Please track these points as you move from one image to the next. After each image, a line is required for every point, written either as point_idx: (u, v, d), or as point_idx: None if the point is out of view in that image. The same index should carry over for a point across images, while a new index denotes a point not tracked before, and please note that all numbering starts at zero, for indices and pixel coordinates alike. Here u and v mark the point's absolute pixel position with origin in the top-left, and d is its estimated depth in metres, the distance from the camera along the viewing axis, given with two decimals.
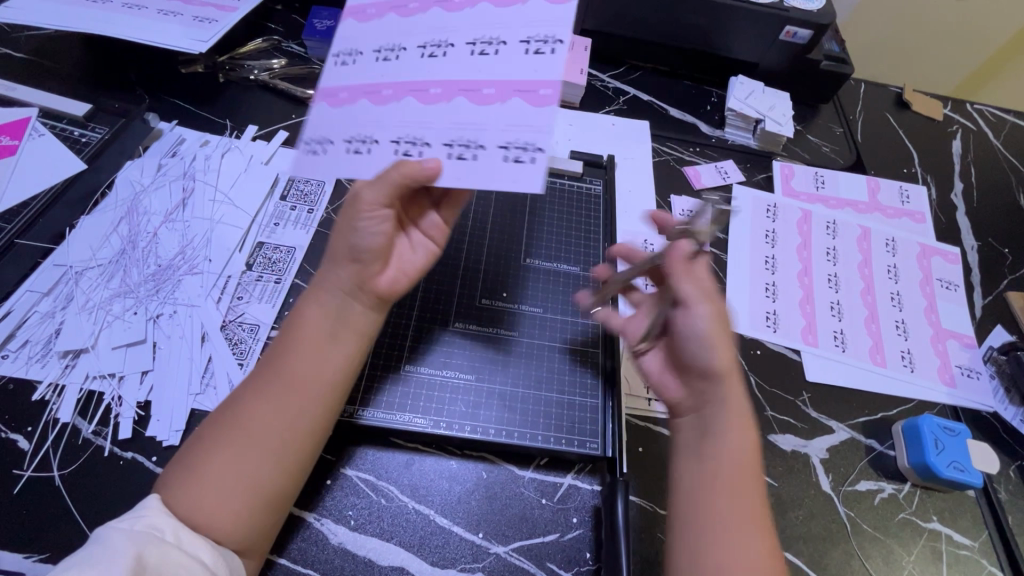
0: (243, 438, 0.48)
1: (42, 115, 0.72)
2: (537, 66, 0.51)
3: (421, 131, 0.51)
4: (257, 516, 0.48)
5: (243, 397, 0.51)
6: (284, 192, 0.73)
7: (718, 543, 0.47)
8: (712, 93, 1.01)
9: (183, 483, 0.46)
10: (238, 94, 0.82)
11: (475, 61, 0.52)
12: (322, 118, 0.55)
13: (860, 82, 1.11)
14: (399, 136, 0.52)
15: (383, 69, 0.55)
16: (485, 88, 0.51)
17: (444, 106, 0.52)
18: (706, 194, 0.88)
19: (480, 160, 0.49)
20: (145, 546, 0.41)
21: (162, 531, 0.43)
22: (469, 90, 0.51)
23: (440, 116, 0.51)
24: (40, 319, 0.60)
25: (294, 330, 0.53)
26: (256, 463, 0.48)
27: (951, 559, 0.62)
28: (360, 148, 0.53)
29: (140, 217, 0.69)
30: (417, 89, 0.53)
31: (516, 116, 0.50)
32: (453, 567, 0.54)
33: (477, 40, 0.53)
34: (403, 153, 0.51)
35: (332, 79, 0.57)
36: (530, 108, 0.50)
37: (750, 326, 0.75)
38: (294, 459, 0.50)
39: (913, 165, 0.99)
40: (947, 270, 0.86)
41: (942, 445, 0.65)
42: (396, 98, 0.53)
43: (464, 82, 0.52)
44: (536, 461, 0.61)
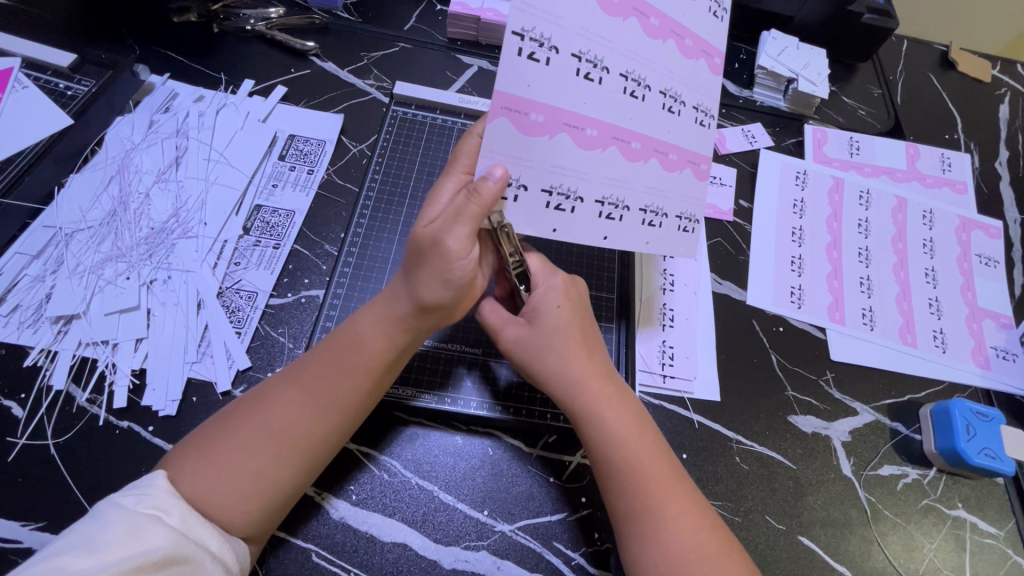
0: (280, 440, 0.46)
1: (25, 66, 0.68)
2: (630, 113, 0.50)
3: (617, 189, 0.51)
4: (263, 509, 0.46)
5: (282, 399, 0.48)
6: (282, 152, 0.69)
7: (645, 538, 0.48)
8: (741, 49, 0.93)
9: (201, 478, 0.44)
10: (233, 47, 0.77)
11: (580, 88, 0.47)
12: (508, 142, 0.47)
13: (904, 38, 1.02)
14: (604, 195, 0.51)
15: (585, 94, 0.48)
16: (670, 152, 0.53)
17: (641, 166, 0.51)
18: (731, 160, 0.82)
19: (665, 229, 0.55)
20: (158, 530, 0.40)
21: (166, 514, 0.41)
22: (660, 151, 0.52)
23: (639, 177, 0.52)
24: (30, 283, 0.58)
25: (355, 343, 0.50)
26: (283, 469, 0.46)
27: (974, 548, 0.60)
28: (564, 206, 0.51)
29: (132, 176, 0.65)
30: (621, 138, 0.50)
31: (613, 169, 0.50)
32: (457, 544, 0.52)
33: (666, 91, 0.51)
34: (605, 215, 0.52)
35: (512, 84, 0.45)
36: (662, 172, 0.53)
37: (773, 302, 0.71)
38: (309, 459, 0.48)
39: (955, 130, 0.92)
40: (988, 244, 0.80)
41: (973, 431, 0.61)
42: (601, 143, 0.49)
43: (660, 142, 0.51)
44: (545, 438, 0.58)
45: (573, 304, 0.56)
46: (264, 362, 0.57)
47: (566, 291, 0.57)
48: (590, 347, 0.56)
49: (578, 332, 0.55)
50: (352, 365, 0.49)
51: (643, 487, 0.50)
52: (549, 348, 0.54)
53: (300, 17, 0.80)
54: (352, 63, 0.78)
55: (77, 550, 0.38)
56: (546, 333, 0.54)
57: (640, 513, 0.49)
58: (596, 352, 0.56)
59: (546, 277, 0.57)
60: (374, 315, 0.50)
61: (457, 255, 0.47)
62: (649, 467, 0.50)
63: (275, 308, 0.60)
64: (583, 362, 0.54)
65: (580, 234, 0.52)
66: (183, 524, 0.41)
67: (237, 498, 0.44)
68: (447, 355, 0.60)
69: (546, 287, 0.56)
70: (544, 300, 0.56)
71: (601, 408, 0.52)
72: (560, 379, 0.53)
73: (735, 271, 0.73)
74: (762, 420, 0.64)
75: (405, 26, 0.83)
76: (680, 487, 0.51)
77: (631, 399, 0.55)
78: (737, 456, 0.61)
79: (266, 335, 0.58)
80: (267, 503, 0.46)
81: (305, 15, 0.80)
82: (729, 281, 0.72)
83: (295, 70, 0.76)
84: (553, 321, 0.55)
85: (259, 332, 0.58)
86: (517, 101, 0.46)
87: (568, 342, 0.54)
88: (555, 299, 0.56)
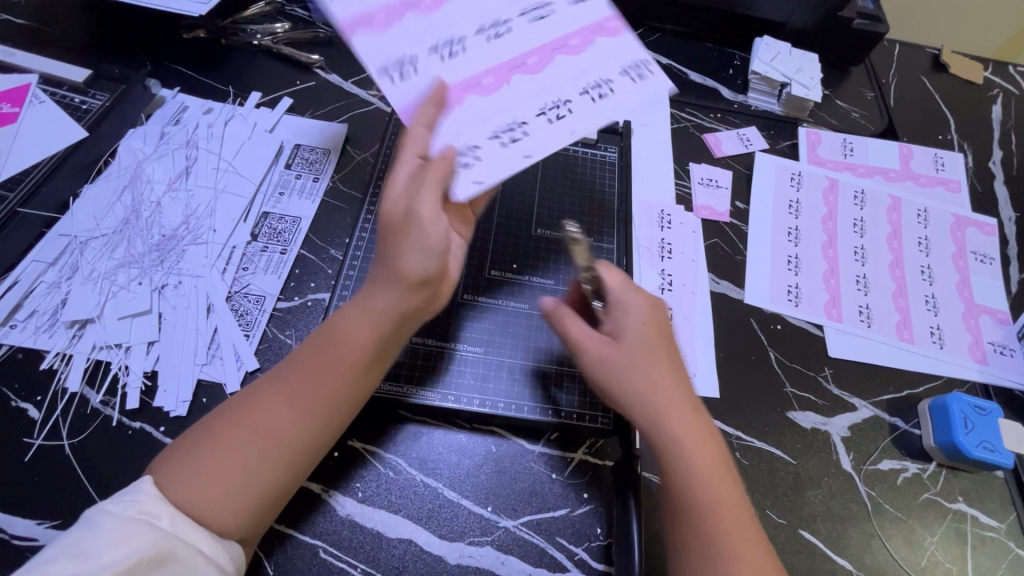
0: (266, 441, 0.47)
1: (42, 81, 0.71)
2: (512, 44, 0.56)
3: (549, 95, 0.54)
4: (248, 512, 0.46)
5: (268, 401, 0.48)
6: (288, 160, 0.71)
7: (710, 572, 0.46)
8: (735, 56, 0.96)
9: (188, 481, 0.45)
10: (241, 60, 0.79)
11: (455, 62, 0.54)
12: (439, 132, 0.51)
13: (895, 42, 1.04)
14: (540, 107, 0.54)
15: (468, 55, 0.54)
16: (569, 41, 0.57)
17: (550, 69, 0.56)
18: (727, 163, 0.84)
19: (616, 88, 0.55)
20: (148, 530, 0.41)
21: (155, 518, 0.43)
22: (561, 48, 0.57)
23: (557, 75, 0.55)
24: (46, 290, 0.59)
25: (335, 340, 0.49)
26: (272, 468, 0.47)
27: (976, 541, 0.60)
28: (518, 133, 0.52)
29: (144, 185, 0.67)
30: (517, 65, 0.55)
31: (532, 85, 0.54)
32: (462, 540, 0.53)
33: (528, 9, 0.58)
34: (555, 117, 0.53)
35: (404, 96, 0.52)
36: (574, 57, 0.56)
37: (770, 300, 0.72)
38: (294, 460, 0.48)
39: (949, 131, 0.94)
40: (983, 242, 0.81)
41: (970, 425, 0.62)
42: (502, 80, 0.54)
43: (554, 44, 0.57)
44: (546, 435, 0.59)
45: (656, 324, 0.55)
46: (272, 364, 0.58)
47: (649, 310, 0.55)
48: (675, 369, 0.53)
49: (662, 353, 0.54)
50: (333, 362, 0.49)
51: (716, 522, 0.47)
52: (633, 366, 0.52)
53: (306, 32, 0.83)
54: (355, 74, 0.81)
55: (68, 554, 0.39)
56: (631, 353, 0.53)
57: (706, 546, 0.47)
58: (682, 377, 0.54)
59: (626, 295, 0.55)
60: (354, 312, 0.49)
61: (431, 223, 0.48)
62: (722, 500, 0.48)
63: (283, 311, 0.62)
64: (670, 385, 0.52)
65: (548, 140, 0.52)
66: (172, 526, 0.43)
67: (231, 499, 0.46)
68: (452, 355, 0.61)
69: (628, 303, 0.55)
70: (626, 317, 0.54)
71: (684, 434, 0.50)
72: (642, 398, 0.51)
73: (732, 271, 0.74)
74: (761, 415, 0.64)
75: None
76: (751, 527, 0.48)
77: (712, 428, 0.52)
78: (737, 452, 0.62)
79: (274, 338, 0.60)
80: (259, 500, 0.47)
81: (311, 30, 0.83)
82: (727, 280, 0.73)
83: (301, 82, 0.79)
84: (636, 337, 0.53)
85: (267, 335, 0.60)
86: (421, 86, 0.52)
87: (654, 360, 0.52)
88: (639, 318, 0.54)
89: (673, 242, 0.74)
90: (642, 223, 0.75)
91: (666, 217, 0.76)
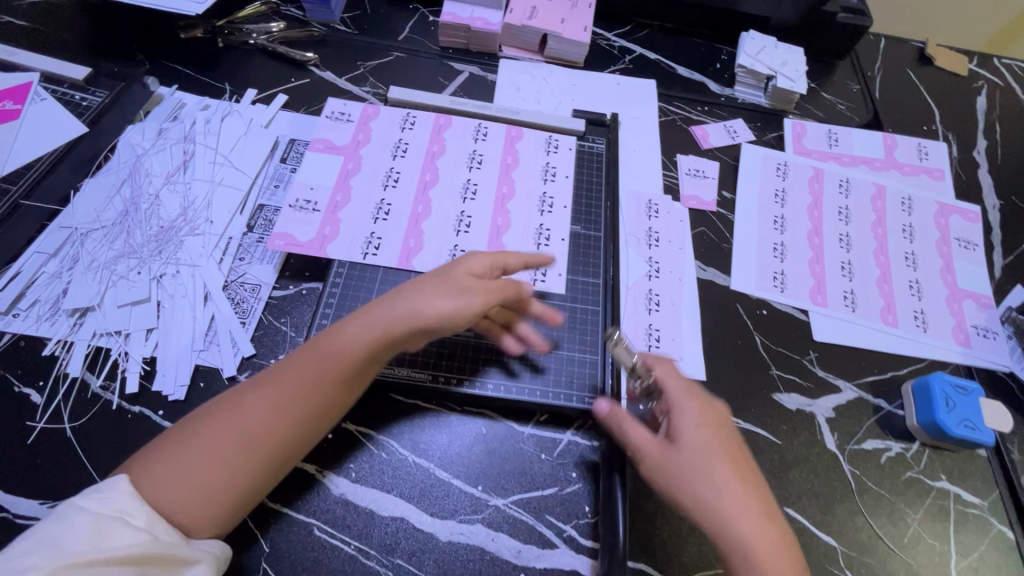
0: (242, 439, 0.48)
1: (43, 80, 0.72)
2: (493, 158, 0.74)
3: (539, 166, 0.74)
4: (220, 510, 0.47)
5: (248, 403, 0.49)
6: (284, 154, 0.73)
7: None
8: (722, 50, 0.98)
9: (162, 476, 0.46)
10: (237, 58, 0.81)
11: (481, 194, 0.71)
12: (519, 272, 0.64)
13: (881, 36, 1.06)
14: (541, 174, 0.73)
15: (475, 177, 0.72)
16: (511, 135, 0.76)
17: (518, 156, 0.75)
18: (714, 154, 0.85)
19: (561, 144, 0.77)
20: (126, 529, 0.42)
21: (132, 515, 0.43)
22: (515, 140, 0.76)
23: (523, 151, 0.75)
24: (48, 280, 0.61)
25: (332, 348, 0.51)
26: (241, 468, 0.47)
27: (959, 518, 0.61)
28: (548, 201, 0.71)
29: (142, 179, 0.69)
30: (507, 164, 0.74)
31: (524, 167, 0.74)
32: (453, 518, 0.55)
33: (473, 134, 0.75)
34: (548, 171, 0.74)
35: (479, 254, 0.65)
36: (518, 142, 0.76)
37: (756, 287, 0.74)
38: (269, 462, 0.49)
39: (933, 122, 0.95)
40: (966, 228, 0.83)
41: (952, 403, 0.63)
42: (504, 174, 0.73)
43: (509, 145, 0.75)
44: (536, 417, 0.61)
45: (714, 425, 0.51)
46: (267, 349, 0.60)
47: (703, 412, 0.52)
48: (742, 473, 0.49)
49: (725, 454, 0.49)
50: (325, 371, 0.50)
51: None
52: (693, 471, 0.48)
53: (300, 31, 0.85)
54: (349, 72, 0.83)
55: (42, 552, 0.39)
56: (689, 459, 0.49)
57: None
58: (750, 477, 0.49)
59: (681, 398, 0.52)
60: (355, 323, 0.51)
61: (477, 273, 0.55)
62: None
63: (278, 299, 0.63)
64: (738, 489, 0.48)
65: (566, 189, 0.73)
66: (151, 524, 0.43)
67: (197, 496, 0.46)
68: (442, 339, 0.61)
69: (682, 404, 0.52)
70: (682, 422, 0.51)
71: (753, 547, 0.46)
72: (706, 509, 0.47)
73: (718, 259, 0.76)
74: (747, 397, 0.66)
75: (399, 36, 0.88)
76: None
77: (785, 532, 0.48)
78: None
79: (269, 325, 0.62)
80: (224, 501, 0.47)
81: (305, 29, 0.85)
82: (713, 268, 0.75)
83: (296, 79, 0.81)
84: (693, 443, 0.50)
85: (263, 322, 0.62)
86: (484, 233, 0.68)
87: (716, 465, 0.48)
88: (694, 420, 0.51)
89: (661, 231, 0.76)
90: (631, 213, 0.77)
91: (653, 206, 0.78)
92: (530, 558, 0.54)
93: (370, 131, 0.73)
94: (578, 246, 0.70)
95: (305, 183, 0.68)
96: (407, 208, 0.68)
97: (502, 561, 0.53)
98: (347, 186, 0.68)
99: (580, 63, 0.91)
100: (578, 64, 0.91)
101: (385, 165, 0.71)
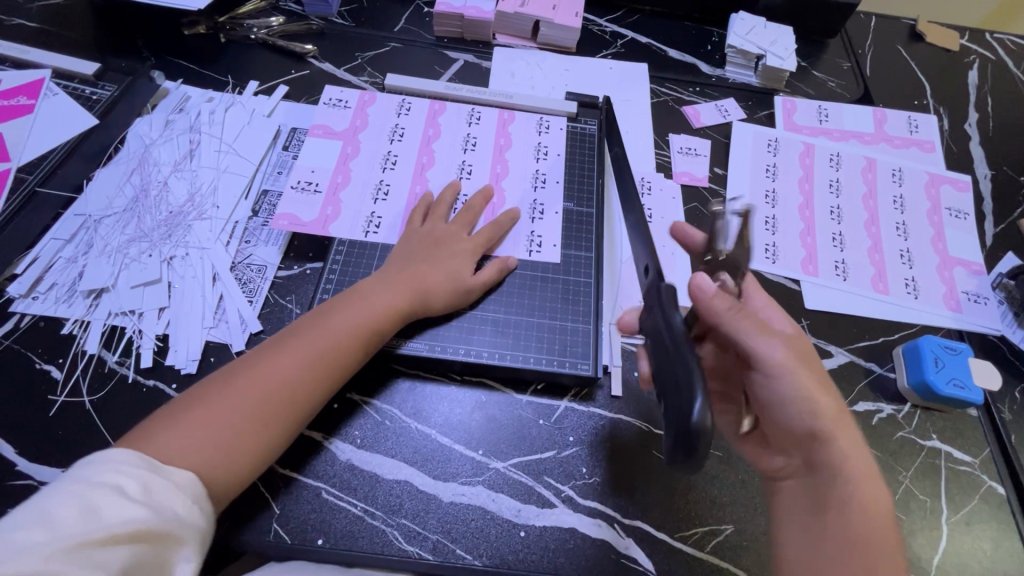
0: (256, 387, 0.51)
1: (54, 76, 0.76)
2: (487, 140, 0.76)
3: (532, 146, 0.76)
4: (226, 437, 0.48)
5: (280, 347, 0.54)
6: (286, 142, 0.75)
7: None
8: (713, 33, 0.99)
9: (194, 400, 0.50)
10: (239, 52, 0.84)
11: (475, 175, 0.73)
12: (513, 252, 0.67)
13: (872, 15, 1.07)
14: (535, 154, 0.76)
15: (470, 159, 0.74)
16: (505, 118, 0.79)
17: (511, 137, 0.77)
18: (706, 132, 0.87)
19: (554, 124, 0.79)
20: (125, 505, 0.40)
21: (127, 486, 0.41)
22: (507, 121, 0.78)
23: (516, 132, 0.77)
24: (64, 264, 0.64)
25: (353, 303, 0.58)
26: (251, 398, 0.50)
27: (950, 475, 0.63)
28: (541, 180, 0.74)
29: (151, 168, 0.71)
30: (501, 146, 0.76)
31: (518, 147, 0.76)
32: (455, 480, 0.57)
33: (467, 117, 0.78)
34: (541, 150, 0.76)
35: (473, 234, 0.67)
36: (513, 124, 0.78)
37: (747, 258, 0.75)
38: (282, 397, 0.52)
39: (924, 96, 0.96)
40: (957, 198, 0.84)
41: (941, 363, 0.65)
42: (499, 156, 0.75)
43: (503, 126, 0.78)
44: (532, 386, 0.63)
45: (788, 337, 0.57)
46: (274, 326, 0.63)
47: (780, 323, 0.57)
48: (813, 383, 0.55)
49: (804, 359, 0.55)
50: (346, 322, 0.56)
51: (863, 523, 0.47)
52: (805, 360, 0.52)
53: (299, 25, 0.88)
54: (347, 62, 0.85)
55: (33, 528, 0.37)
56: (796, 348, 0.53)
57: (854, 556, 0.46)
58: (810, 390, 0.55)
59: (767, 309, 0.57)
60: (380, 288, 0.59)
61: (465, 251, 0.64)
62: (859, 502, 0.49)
63: (284, 279, 0.66)
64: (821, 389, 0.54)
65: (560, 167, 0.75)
66: (149, 497, 0.41)
67: (211, 446, 0.47)
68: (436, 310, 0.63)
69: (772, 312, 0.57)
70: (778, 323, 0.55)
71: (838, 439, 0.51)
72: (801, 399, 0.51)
73: None
74: None
75: (395, 28, 0.90)
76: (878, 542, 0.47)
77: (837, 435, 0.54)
78: None
79: (275, 303, 0.64)
80: (226, 430, 0.48)
81: (304, 23, 0.87)
82: None
83: (295, 71, 0.83)
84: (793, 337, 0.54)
85: (269, 300, 0.64)
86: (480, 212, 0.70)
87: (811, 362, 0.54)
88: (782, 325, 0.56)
89: (654, 207, 0.78)
90: None
91: (646, 183, 0.80)
92: (530, 517, 0.56)
93: (367, 119, 0.75)
94: (572, 222, 0.72)
95: (306, 168, 0.70)
96: (407, 189, 0.71)
97: (502, 520, 0.55)
98: (347, 168, 0.71)
99: (573, 48, 0.93)
100: (570, 49, 0.93)
101: (383, 148, 0.73)
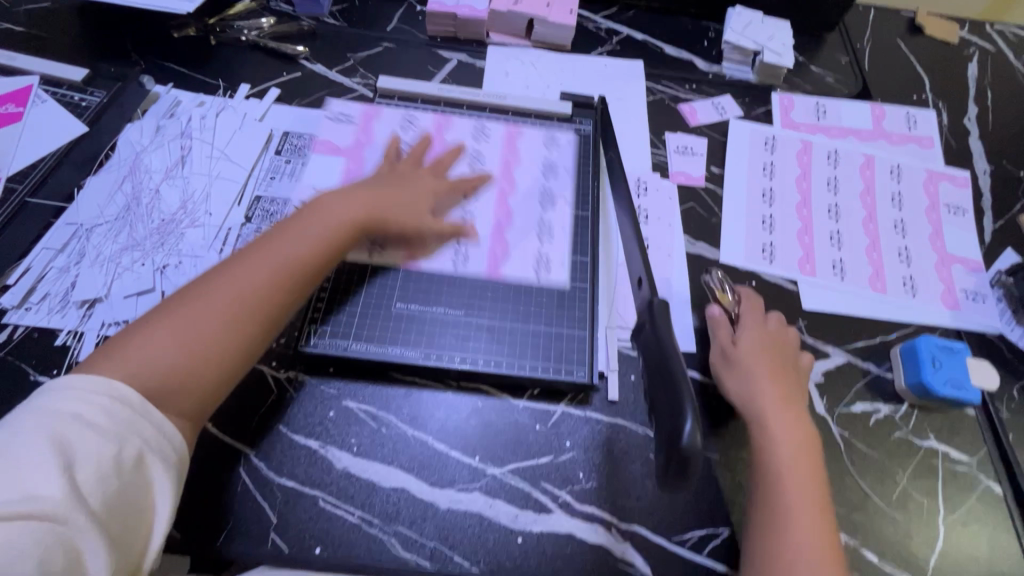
0: (217, 303, 0.50)
1: (43, 82, 0.75)
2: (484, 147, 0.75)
3: (528, 151, 0.76)
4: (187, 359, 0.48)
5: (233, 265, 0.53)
6: (278, 146, 0.75)
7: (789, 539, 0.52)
8: (709, 28, 0.98)
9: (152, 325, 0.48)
10: (230, 55, 0.83)
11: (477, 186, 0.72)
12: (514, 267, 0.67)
13: (871, 8, 1.06)
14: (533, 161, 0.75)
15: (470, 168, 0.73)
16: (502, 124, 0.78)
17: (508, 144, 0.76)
18: (702, 131, 0.86)
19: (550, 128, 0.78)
20: (79, 440, 0.40)
21: (88, 414, 0.42)
22: (505, 128, 0.78)
23: (512, 138, 0.77)
24: (57, 274, 0.64)
25: (309, 218, 0.58)
26: (210, 319, 0.49)
27: (947, 475, 0.63)
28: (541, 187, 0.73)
29: (142, 175, 0.71)
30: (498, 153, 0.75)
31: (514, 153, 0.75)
32: (452, 487, 0.57)
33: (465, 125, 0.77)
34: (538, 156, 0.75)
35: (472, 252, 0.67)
36: (510, 130, 0.77)
37: (744, 259, 0.75)
38: (241, 314, 0.51)
39: (923, 91, 0.95)
40: (955, 195, 0.83)
41: (938, 363, 0.65)
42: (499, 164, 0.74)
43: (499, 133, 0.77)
44: (529, 391, 0.63)
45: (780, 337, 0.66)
46: None
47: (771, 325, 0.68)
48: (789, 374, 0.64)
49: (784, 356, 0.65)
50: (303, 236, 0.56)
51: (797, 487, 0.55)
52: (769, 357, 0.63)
53: (290, 25, 0.87)
54: (339, 64, 0.84)
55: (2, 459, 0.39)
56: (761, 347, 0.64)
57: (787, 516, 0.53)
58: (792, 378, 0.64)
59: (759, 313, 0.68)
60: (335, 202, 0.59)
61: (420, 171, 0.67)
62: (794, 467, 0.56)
63: None
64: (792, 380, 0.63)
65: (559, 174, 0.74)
66: (113, 426, 0.42)
67: (172, 359, 0.47)
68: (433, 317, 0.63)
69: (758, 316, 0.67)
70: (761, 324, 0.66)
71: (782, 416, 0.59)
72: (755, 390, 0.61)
73: (708, 233, 0.77)
74: None
75: (388, 27, 0.89)
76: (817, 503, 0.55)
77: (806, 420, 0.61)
78: (714, 400, 0.64)
79: None
80: (185, 354, 0.48)
81: (295, 23, 0.86)
82: (702, 242, 0.76)
83: (287, 73, 0.82)
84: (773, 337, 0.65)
85: None
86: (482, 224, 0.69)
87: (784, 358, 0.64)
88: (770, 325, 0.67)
89: (650, 208, 0.77)
90: None
91: (642, 184, 0.79)
92: (527, 523, 0.56)
93: (364, 129, 0.75)
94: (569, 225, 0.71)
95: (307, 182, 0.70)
96: None
97: (500, 526, 0.55)
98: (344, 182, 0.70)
99: (568, 46, 0.92)
100: (565, 47, 0.91)
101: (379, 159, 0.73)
